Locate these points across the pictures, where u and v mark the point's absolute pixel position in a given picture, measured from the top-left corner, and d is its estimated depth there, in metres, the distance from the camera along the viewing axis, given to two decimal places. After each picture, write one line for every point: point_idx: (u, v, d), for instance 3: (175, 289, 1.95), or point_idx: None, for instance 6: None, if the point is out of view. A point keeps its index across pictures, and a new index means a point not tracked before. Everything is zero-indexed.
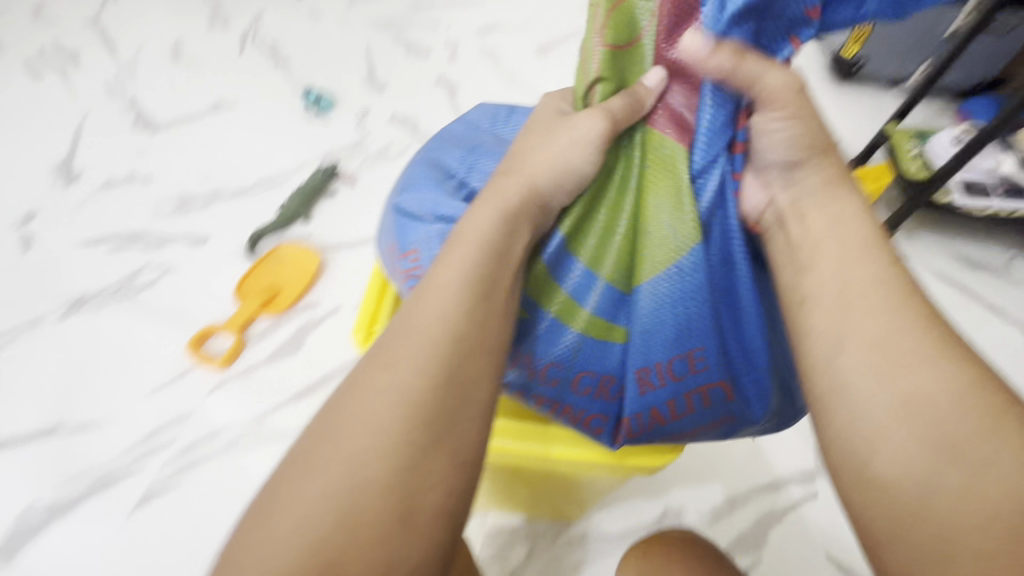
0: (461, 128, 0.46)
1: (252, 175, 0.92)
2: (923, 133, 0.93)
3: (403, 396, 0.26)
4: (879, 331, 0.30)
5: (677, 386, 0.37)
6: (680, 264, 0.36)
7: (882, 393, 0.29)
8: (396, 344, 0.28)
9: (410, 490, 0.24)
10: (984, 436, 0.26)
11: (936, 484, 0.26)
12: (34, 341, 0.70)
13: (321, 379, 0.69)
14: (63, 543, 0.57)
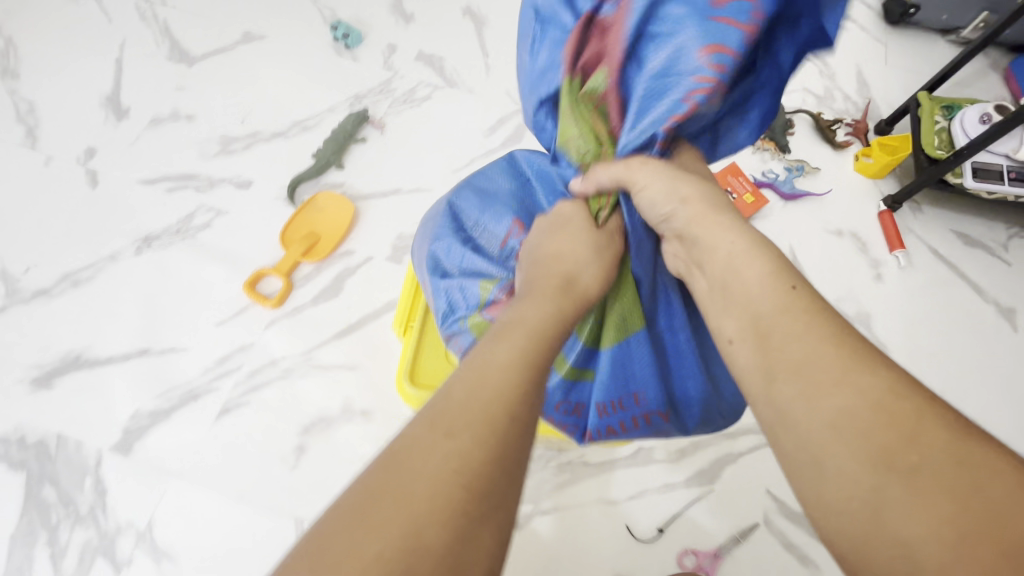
0: (483, 179, 0.58)
1: (287, 116, 0.96)
2: (954, 104, 0.92)
3: (463, 464, 0.29)
4: (802, 357, 0.34)
5: (627, 414, 0.52)
6: (630, 338, 0.50)
7: (812, 417, 0.32)
8: (454, 413, 0.31)
9: (461, 554, 0.27)
10: (910, 443, 0.29)
11: (881, 496, 0.28)
12: (115, 273, 0.82)
13: (359, 321, 0.80)
14: (164, 442, 0.72)
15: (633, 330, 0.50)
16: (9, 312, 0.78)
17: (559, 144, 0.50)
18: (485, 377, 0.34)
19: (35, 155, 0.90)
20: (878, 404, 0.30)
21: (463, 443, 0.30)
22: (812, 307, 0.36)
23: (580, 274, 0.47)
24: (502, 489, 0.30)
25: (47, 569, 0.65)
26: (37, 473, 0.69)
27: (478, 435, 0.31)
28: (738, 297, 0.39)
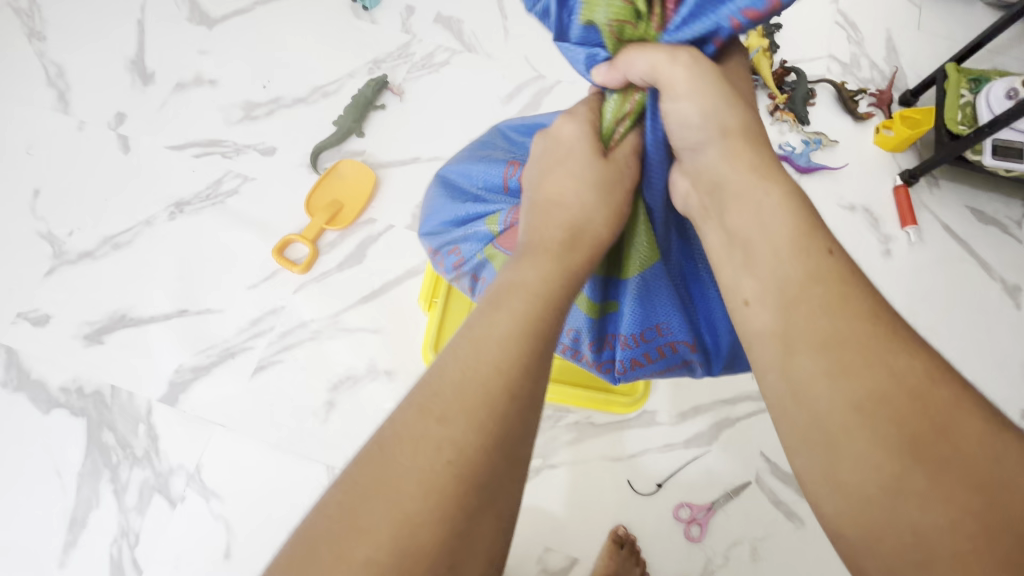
0: (482, 147, 0.66)
1: (308, 81, 0.97)
2: (981, 77, 0.90)
3: (456, 451, 0.31)
4: (832, 331, 0.34)
5: (649, 345, 0.56)
6: (645, 270, 0.53)
7: (841, 394, 0.32)
8: (450, 395, 0.33)
9: (465, 533, 0.29)
10: (938, 433, 0.29)
11: (903, 483, 0.29)
12: (152, 237, 0.86)
13: (381, 287, 0.84)
14: (207, 394, 0.79)
15: (654, 266, 0.53)
16: (58, 273, 0.84)
17: (583, 16, 0.42)
18: (482, 356, 0.35)
19: (68, 119, 0.93)
20: (910, 387, 0.31)
21: (456, 427, 0.31)
22: (842, 280, 0.36)
23: (586, 216, 0.46)
24: (503, 466, 0.32)
25: (111, 503, 0.73)
26: (96, 420, 0.77)
27: (474, 419, 0.32)
28: (767, 267, 0.39)
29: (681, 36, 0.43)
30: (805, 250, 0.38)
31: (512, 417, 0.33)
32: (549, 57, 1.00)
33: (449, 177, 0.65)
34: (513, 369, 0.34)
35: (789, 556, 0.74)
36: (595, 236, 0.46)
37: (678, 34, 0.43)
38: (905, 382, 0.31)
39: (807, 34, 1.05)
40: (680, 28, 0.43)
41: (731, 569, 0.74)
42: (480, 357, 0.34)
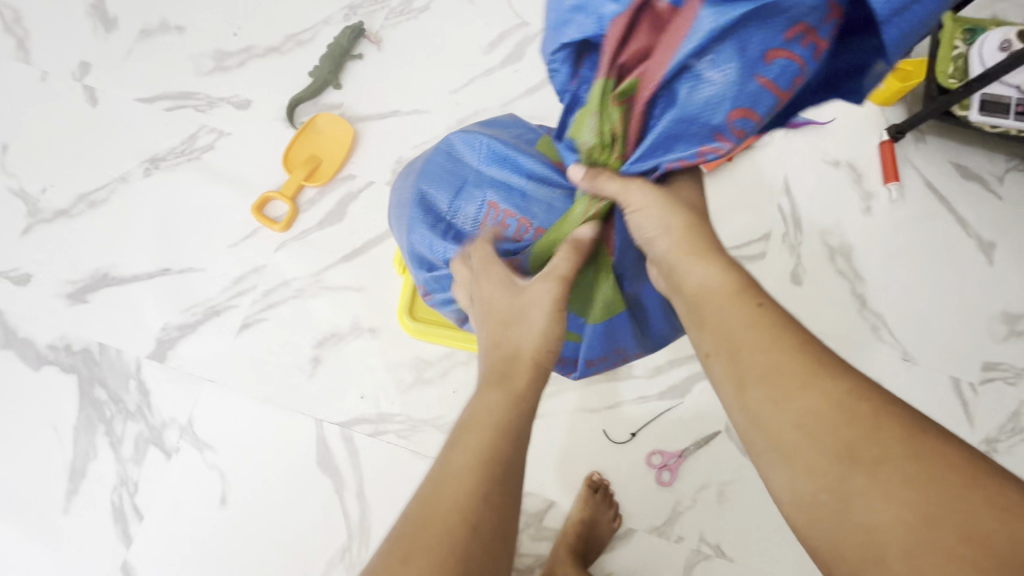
0: (447, 161, 0.60)
1: (280, 28, 0.93)
2: (977, 27, 0.87)
3: (461, 550, 0.35)
4: (772, 362, 0.37)
5: (608, 360, 0.60)
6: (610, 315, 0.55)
7: (784, 421, 0.35)
8: (440, 499, 0.37)
9: None
10: (871, 439, 0.32)
11: (848, 491, 0.32)
12: (129, 195, 0.85)
13: (363, 245, 0.84)
14: (194, 351, 0.80)
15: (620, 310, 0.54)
16: (35, 231, 0.83)
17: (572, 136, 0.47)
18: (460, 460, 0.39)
19: (31, 69, 0.89)
20: (842, 408, 0.34)
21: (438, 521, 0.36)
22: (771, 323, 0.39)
23: (517, 341, 0.47)
24: (493, 552, 0.36)
25: (108, 455, 0.76)
26: (86, 377, 0.79)
27: (455, 510, 0.36)
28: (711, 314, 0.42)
29: (638, 164, 0.47)
30: (734, 295, 0.41)
31: (489, 519, 0.36)
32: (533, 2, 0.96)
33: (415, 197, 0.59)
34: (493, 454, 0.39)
35: (752, 497, 0.80)
36: (522, 355, 0.46)
37: (637, 162, 0.47)
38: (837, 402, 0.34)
39: None
40: (640, 159, 0.47)
41: (698, 510, 0.79)
42: (458, 458, 0.39)
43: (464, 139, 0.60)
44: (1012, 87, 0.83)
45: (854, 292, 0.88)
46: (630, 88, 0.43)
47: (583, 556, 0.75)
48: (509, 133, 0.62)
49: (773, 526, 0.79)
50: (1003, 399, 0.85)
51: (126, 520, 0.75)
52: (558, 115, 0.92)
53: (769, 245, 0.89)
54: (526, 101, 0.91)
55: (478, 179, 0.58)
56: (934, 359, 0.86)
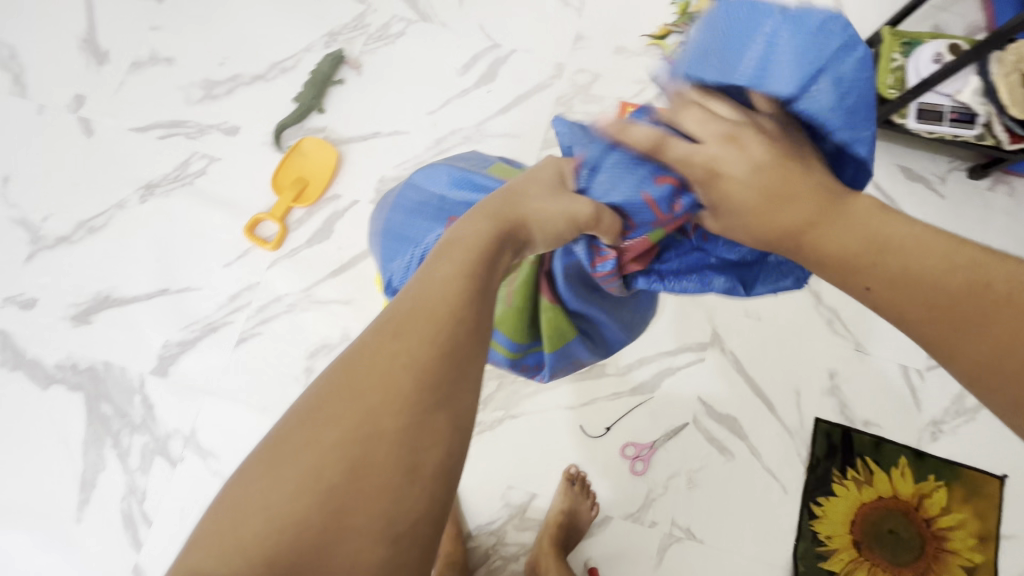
0: (416, 195, 0.66)
1: (266, 57, 0.98)
2: (914, 40, 0.95)
3: (414, 361, 0.30)
4: (842, 247, 0.37)
5: (568, 366, 0.66)
6: (561, 343, 0.60)
7: (888, 298, 0.35)
8: (408, 319, 0.31)
9: (417, 447, 0.28)
10: (963, 291, 0.34)
11: (956, 343, 0.33)
12: (127, 220, 0.90)
13: (350, 260, 0.90)
14: (194, 366, 0.85)
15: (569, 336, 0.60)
16: (38, 257, 0.88)
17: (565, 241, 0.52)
18: (431, 282, 0.34)
19: (28, 104, 0.94)
20: (921, 273, 0.35)
21: (401, 351, 0.30)
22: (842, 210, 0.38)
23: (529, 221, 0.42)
24: (452, 380, 0.30)
25: (116, 466, 0.81)
26: (92, 394, 0.84)
27: (424, 329, 0.31)
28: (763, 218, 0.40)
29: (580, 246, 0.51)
30: (844, 197, 0.38)
31: (445, 354, 0.31)
32: (504, 25, 1.02)
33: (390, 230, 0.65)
34: (463, 295, 0.33)
35: (719, 483, 0.86)
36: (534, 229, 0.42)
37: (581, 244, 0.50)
38: (982, 274, 0.34)
39: None
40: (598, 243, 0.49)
41: (669, 496, 0.85)
42: (431, 288, 0.33)
43: (428, 176, 0.66)
44: (945, 96, 0.91)
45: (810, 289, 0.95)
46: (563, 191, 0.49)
47: (563, 544, 0.81)
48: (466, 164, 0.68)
49: (737, 508, 0.85)
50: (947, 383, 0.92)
51: (135, 526, 0.80)
52: (530, 132, 0.98)
53: None
54: (500, 120, 0.98)
55: (440, 208, 0.63)
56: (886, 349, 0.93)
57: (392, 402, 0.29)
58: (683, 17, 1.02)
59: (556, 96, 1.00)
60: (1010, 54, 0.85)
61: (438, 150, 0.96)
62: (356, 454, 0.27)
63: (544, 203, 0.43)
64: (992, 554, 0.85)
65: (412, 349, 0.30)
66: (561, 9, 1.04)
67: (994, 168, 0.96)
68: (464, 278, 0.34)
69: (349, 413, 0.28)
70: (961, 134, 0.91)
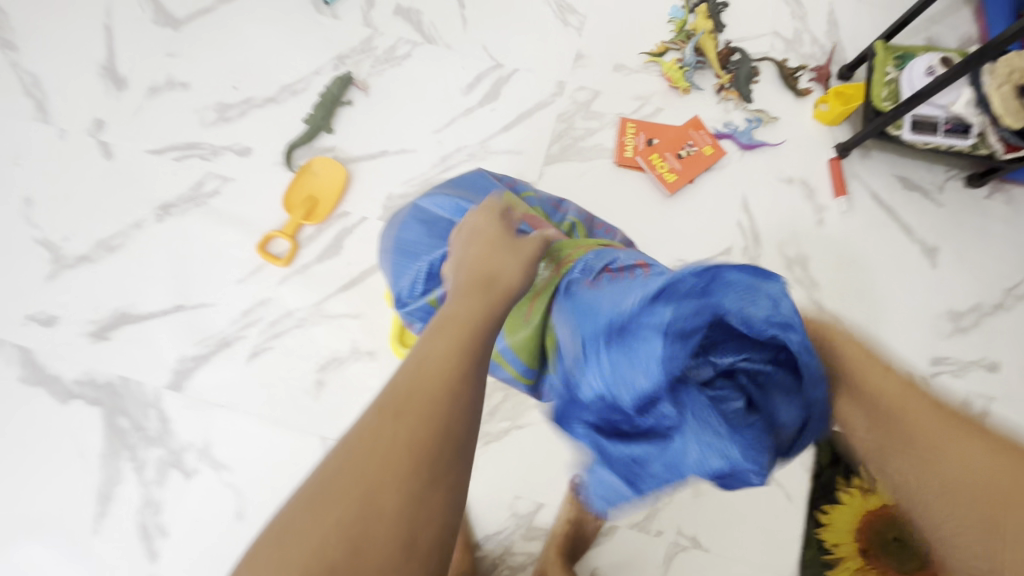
0: (419, 216, 0.69)
1: (277, 80, 1.02)
2: (906, 55, 0.97)
3: (408, 441, 0.35)
4: (928, 444, 0.52)
5: None
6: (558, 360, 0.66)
7: (937, 495, 0.50)
8: (406, 399, 0.36)
9: (412, 522, 0.33)
10: (987, 496, 0.47)
11: (972, 540, 0.47)
12: (144, 239, 0.93)
13: (359, 275, 0.92)
14: (208, 380, 0.88)
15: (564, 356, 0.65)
16: (59, 276, 0.91)
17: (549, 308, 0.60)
18: (417, 365, 0.39)
19: (50, 128, 0.98)
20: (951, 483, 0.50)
21: (381, 438, 0.35)
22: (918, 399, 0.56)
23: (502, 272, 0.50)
24: (444, 456, 0.35)
25: (133, 478, 0.83)
26: (110, 408, 0.86)
27: (420, 410, 0.36)
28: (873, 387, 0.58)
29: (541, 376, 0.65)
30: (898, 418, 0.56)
31: (437, 431, 0.36)
32: (507, 46, 1.05)
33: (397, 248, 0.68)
34: (455, 374, 0.38)
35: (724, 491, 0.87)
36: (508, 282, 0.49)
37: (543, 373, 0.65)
38: (981, 479, 0.48)
39: (751, 12, 1.10)
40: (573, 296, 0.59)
41: (674, 506, 0.86)
42: (426, 367, 0.38)
43: (435, 200, 0.69)
44: (939, 108, 0.93)
45: (811, 298, 0.96)
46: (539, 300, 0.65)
47: (570, 554, 0.82)
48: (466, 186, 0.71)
49: (741, 516, 0.86)
50: (950, 391, 0.93)
51: (151, 538, 0.82)
52: (533, 148, 1.00)
53: (730, 258, 0.97)
54: (504, 137, 1.00)
55: (450, 228, 0.67)
56: (887, 357, 0.94)
57: (390, 479, 0.34)
58: (680, 33, 1.06)
59: (557, 113, 1.02)
60: (1000, 66, 0.88)
61: (444, 167, 0.99)
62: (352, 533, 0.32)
63: (510, 265, 0.51)
64: None
65: (396, 430, 0.35)
66: (561, 29, 1.07)
67: (991, 176, 0.99)
68: (455, 356, 0.39)
69: (354, 491, 0.33)
70: (955, 146, 0.92)
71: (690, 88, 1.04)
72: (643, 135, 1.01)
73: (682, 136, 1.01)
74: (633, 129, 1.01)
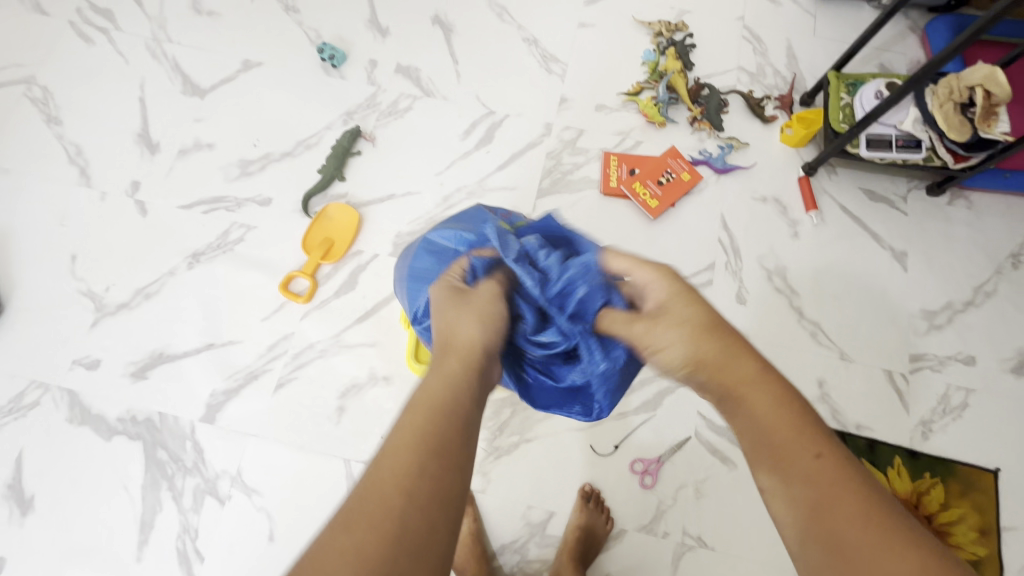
0: (427, 251, 0.77)
1: (293, 136, 1.13)
2: (857, 81, 1.08)
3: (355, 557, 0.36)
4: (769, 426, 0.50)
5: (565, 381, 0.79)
6: None
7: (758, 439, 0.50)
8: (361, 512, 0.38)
9: None
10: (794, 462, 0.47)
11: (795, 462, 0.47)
12: (177, 286, 1.03)
13: (374, 307, 1.01)
14: (239, 410, 0.95)
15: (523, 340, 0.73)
16: (102, 323, 1.00)
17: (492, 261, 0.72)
18: (396, 445, 0.43)
19: (91, 191, 1.09)
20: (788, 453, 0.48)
21: (358, 529, 0.37)
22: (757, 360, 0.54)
23: (469, 332, 0.57)
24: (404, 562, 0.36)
25: (172, 506, 0.90)
26: (150, 441, 0.93)
27: (370, 522, 0.37)
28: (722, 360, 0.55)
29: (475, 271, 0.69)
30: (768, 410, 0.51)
31: (403, 522, 0.38)
32: (497, 95, 1.17)
33: (410, 277, 0.77)
34: (414, 475, 0.41)
35: (725, 492, 0.92)
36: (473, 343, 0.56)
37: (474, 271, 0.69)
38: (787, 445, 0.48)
39: (716, 51, 1.22)
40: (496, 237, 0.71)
41: (679, 507, 0.91)
42: (385, 465, 0.41)
43: (442, 233, 0.78)
44: (891, 126, 1.03)
45: (792, 305, 1.03)
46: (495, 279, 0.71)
47: (583, 559, 0.86)
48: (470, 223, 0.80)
49: (744, 514, 0.91)
50: (931, 385, 0.98)
51: (190, 562, 0.88)
52: (526, 183, 1.10)
53: (713, 273, 1.05)
54: (499, 175, 1.11)
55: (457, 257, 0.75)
56: (868, 356, 1.00)
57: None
58: (653, 74, 1.17)
59: (546, 151, 1.13)
60: (941, 87, 0.97)
61: (446, 205, 1.09)
62: (387, 546, 0.36)
63: (474, 314, 0.60)
64: (994, 547, 0.89)
65: (402, 468, 0.41)
66: (545, 76, 1.19)
67: (948, 184, 1.07)
68: (420, 452, 0.42)
69: None
70: (909, 158, 1.01)
71: (666, 122, 1.14)
72: (626, 166, 1.11)
73: (662, 165, 1.11)
74: (616, 162, 1.11)
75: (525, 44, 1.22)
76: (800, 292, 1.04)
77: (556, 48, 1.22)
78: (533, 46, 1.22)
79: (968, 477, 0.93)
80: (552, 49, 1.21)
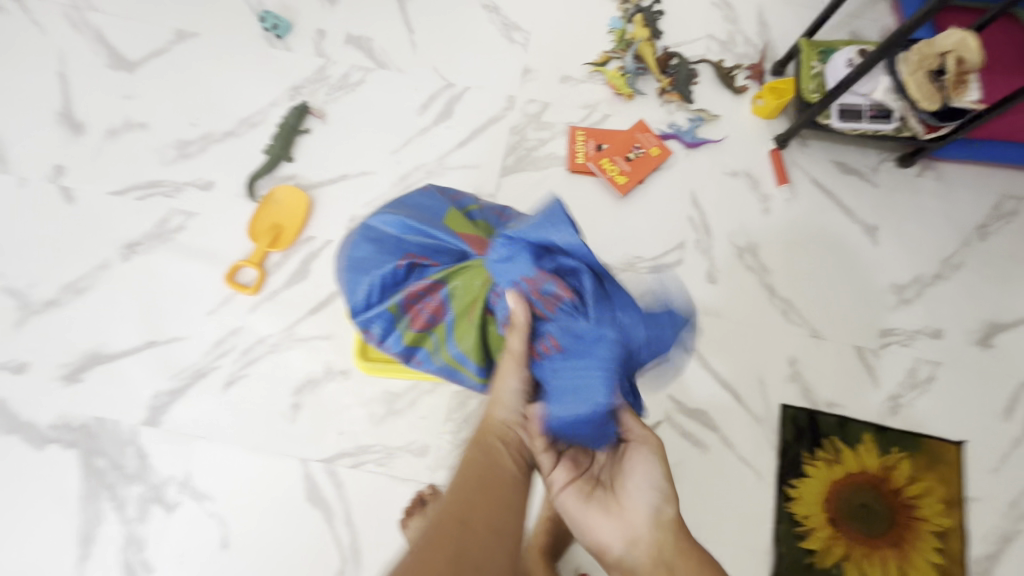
0: (366, 240, 0.73)
1: (234, 113, 1.05)
2: (829, 49, 1.05)
3: None
4: None
5: None
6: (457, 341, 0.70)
7: None
8: None
9: None
10: None
11: None
12: (111, 279, 0.95)
13: (328, 297, 0.95)
14: (185, 412, 0.89)
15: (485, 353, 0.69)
16: (27, 323, 0.91)
17: (443, 274, 0.68)
18: None
19: (9, 177, 0.98)
20: None
21: None
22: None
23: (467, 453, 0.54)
24: None
25: (115, 517, 0.84)
26: (87, 449, 0.86)
27: None
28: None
29: (531, 248, 0.57)
30: None
31: None
32: (456, 66, 1.10)
33: (348, 267, 0.73)
34: None
35: (696, 475, 0.90)
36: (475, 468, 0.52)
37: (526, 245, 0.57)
38: None
39: (686, 18, 1.17)
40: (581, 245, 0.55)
41: None
42: None
43: (383, 219, 0.73)
44: (862, 96, 1.00)
45: (764, 284, 1.01)
46: (442, 279, 0.67)
47: (553, 550, 0.84)
48: (419, 206, 0.75)
49: (716, 497, 0.90)
50: (899, 360, 0.98)
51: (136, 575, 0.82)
52: (488, 161, 1.04)
53: (684, 252, 1.01)
54: (460, 153, 1.04)
55: (400, 245, 0.71)
56: (839, 333, 0.99)
57: None
58: (620, 42, 1.11)
59: (509, 127, 1.07)
60: (913, 54, 0.93)
61: (403, 186, 1.02)
62: None
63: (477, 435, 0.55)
64: (959, 518, 0.90)
65: None
66: (507, 46, 1.12)
67: (920, 155, 1.05)
68: None
69: None
70: (880, 129, 0.99)
71: (634, 94, 1.09)
72: (593, 141, 1.05)
73: (630, 140, 1.06)
74: (582, 137, 1.06)
75: (485, 11, 1.14)
76: (772, 269, 1.02)
77: (518, 15, 1.14)
78: (493, 13, 1.14)
79: (935, 451, 0.93)
80: (514, 17, 1.14)
